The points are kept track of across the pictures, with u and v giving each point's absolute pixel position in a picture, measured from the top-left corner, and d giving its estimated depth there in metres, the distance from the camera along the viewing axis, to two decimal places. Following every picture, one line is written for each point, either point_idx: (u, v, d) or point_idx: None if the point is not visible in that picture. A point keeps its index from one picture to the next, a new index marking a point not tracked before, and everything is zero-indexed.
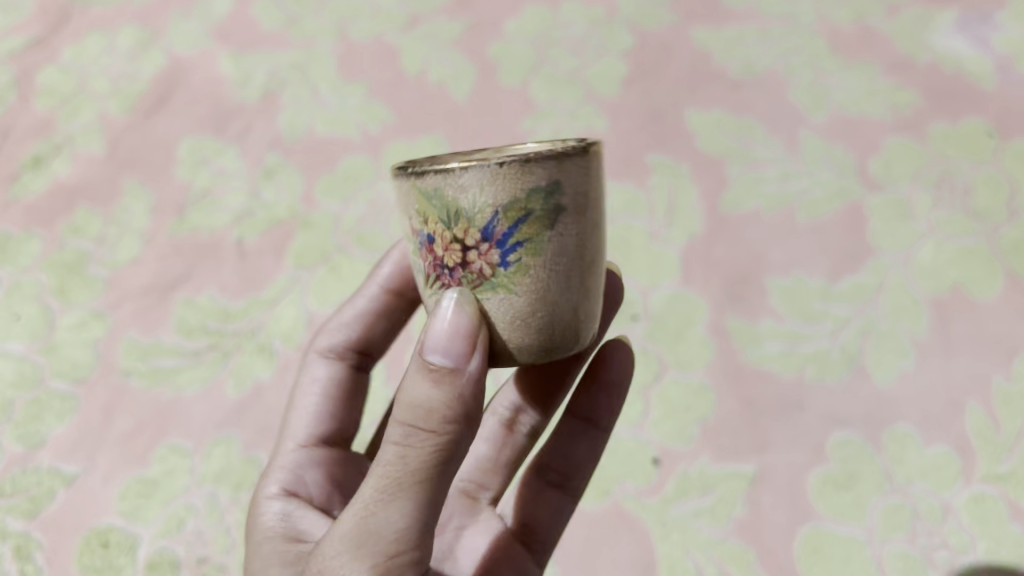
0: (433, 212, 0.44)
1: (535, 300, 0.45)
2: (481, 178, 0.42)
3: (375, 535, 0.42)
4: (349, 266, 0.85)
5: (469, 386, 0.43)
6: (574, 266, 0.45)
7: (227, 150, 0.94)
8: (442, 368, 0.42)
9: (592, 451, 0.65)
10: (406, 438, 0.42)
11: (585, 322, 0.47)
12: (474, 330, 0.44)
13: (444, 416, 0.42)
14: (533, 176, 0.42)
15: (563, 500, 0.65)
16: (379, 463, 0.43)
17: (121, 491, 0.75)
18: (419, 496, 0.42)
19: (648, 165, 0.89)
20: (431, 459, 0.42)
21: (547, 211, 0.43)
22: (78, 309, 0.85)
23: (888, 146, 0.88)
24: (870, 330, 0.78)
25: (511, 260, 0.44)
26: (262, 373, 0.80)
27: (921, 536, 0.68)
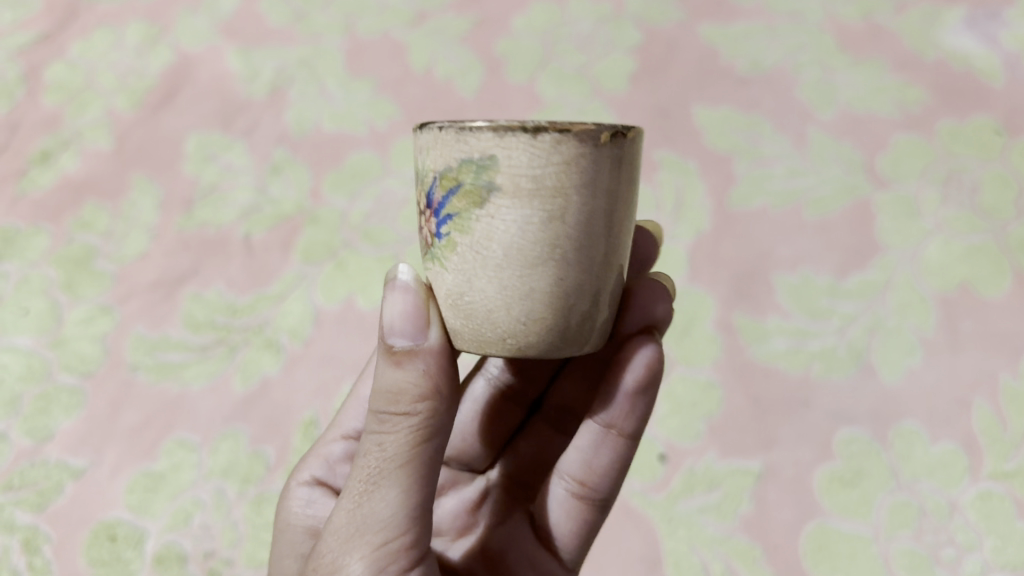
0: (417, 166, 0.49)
1: (461, 280, 0.46)
2: (431, 139, 0.45)
3: (366, 523, 0.45)
4: (356, 262, 0.85)
5: (434, 365, 0.46)
6: (506, 258, 0.45)
7: (235, 145, 0.94)
8: (400, 350, 0.46)
9: (615, 459, 0.58)
10: (384, 424, 0.46)
11: (524, 326, 0.46)
12: (422, 308, 0.48)
13: (415, 396, 0.45)
14: (463, 148, 0.43)
15: (583, 507, 0.60)
16: (364, 455, 0.47)
17: (129, 484, 0.75)
18: (404, 479, 0.45)
19: (656, 161, 0.88)
20: (409, 440, 0.45)
21: (474, 190, 0.44)
22: (86, 304, 0.85)
23: (896, 143, 0.87)
24: (877, 327, 0.77)
25: (444, 232, 0.47)
26: (269, 367, 0.80)
27: (928, 534, 0.68)
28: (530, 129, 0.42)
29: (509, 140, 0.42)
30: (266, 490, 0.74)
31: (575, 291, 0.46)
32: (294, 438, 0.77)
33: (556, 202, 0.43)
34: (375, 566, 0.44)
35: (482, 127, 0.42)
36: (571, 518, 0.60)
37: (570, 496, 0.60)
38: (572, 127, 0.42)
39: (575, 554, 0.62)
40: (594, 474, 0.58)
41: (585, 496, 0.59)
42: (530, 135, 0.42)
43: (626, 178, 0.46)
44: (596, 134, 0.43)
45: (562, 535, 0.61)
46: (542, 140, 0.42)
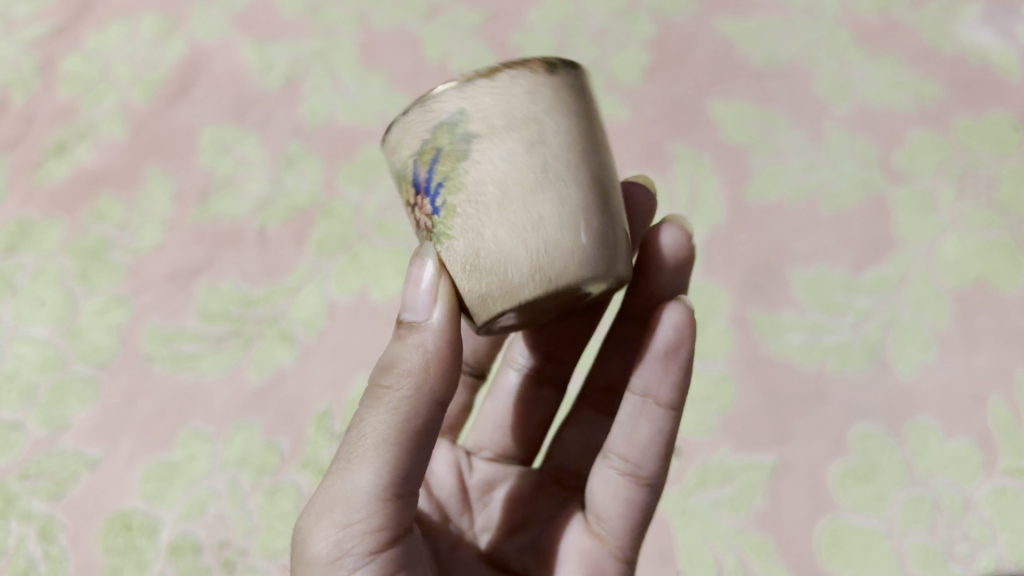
0: (394, 172, 0.51)
1: (471, 240, 0.47)
2: (401, 131, 0.49)
3: (333, 500, 0.46)
4: (369, 254, 0.86)
5: (431, 342, 0.48)
6: (506, 194, 0.46)
7: (250, 137, 0.95)
8: (406, 324, 0.49)
9: (657, 432, 0.58)
10: (373, 400, 0.48)
11: (548, 254, 0.46)
12: (433, 283, 0.48)
13: (402, 372, 0.47)
14: (432, 116, 0.46)
15: (629, 487, 0.60)
16: (349, 432, 0.48)
17: (144, 474, 0.76)
18: (379, 459, 0.46)
19: (670, 155, 0.88)
20: (387, 418, 0.46)
21: (452, 145, 0.46)
22: (102, 294, 0.85)
23: (912, 139, 0.87)
24: (892, 322, 0.77)
25: (439, 205, 0.48)
26: (284, 359, 0.80)
27: (941, 529, 0.68)
28: (486, 73, 0.45)
29: (471, 88, 0.46)
30: (280, 481, 0.74)
31: (580, 213, 0.47)
32: (308, 429, 0.77)
33: (530, 128, 0.46)
34: (338, 546, 0.46)
35: (442, 87, 0.46)
36: (618, 501, 0.60)
37: (615, 476, 0.60)
38: (522, 62, 0.46)
39: (630, 543, 0.61)
40: (637, 452, 0.59)
41: (630, 473, 0.60)
42: (487, 78, 0.45)
43: (587, 112, 0.49)
44: (547, 66, 0.47)
45: (612, 521, 0.61)
46: (500, 80, 0.46)
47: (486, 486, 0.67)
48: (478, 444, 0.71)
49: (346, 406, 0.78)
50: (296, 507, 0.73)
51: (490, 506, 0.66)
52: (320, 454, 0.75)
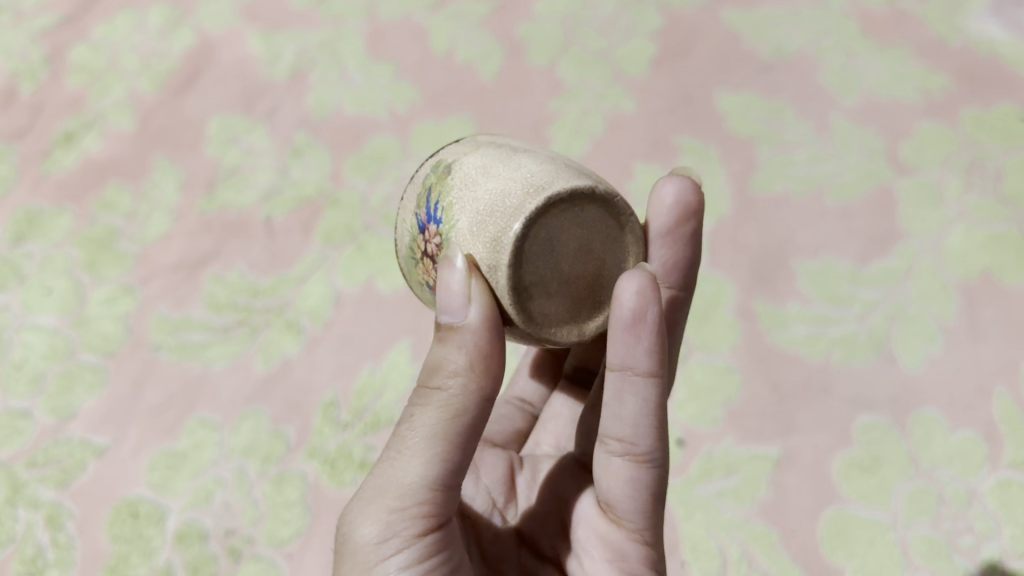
0: (415, 267, 0.53)
1: (468, 209, 0.47)
2: (405, 222, 0.54)
3: (385, 488, 0.45)
4: (376, 244, 0.86)
5: (473, 341, 0.45)
6: (487, 165, 0.48)
7: (257, 128, 0.95)
8: (445, 326, 0.46)
9: (646, 403, 0.52)
10: (423, 397, 0.46)
11: (535, 178, 0.46)
12: (465, 281, 0.45)
13: (449, 371, 0.45)
14: (420, 185, 0.53)
15: (632, 469, 0.54)
16: (401, 426, 0.46)
17: (151, 463, 0.76)
18: (428, 451, 0.45)
19: (676, 147, 0.89)
20: (437, 414, 0.45)
21: (436, 177, 0.51)
22: (110, 284, 0.86)
23: (919, 131, 0.87)
24: (898, 314, 0.77)
25: (438, 213, 0.49)
26: (291, 349, 0.80)
27: (946, 521, 0.68)
28: (449, 145, 0.54)
29: (442, 153, 0.53)
30: (286, 469, 0.75)
31: (559, 165, 0.49)
32: (314, 418, 0.77)
33: (496, 145, 0.51)
34: (386, 530, 0.45)
35: (421, 170, 0.54)
36: (620, 484, 0.55)
37: (614, 459, 0.55)
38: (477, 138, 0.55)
39: (647, 524, 0.56)
40: (631, 431, 0.53)
41: (631, 453, 0.54)
42: (453, 145, 0.53)
43: None
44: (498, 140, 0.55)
45: (621, 504, 0.56)
46: (462, 143, 0.53)
47: (533, 472, 0.65)
48: (535, 444, 0.71)
49: (352, 396, 0.78)
50: (302, 496, 0.73)
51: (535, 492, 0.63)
52: (326, 443, 0.75)
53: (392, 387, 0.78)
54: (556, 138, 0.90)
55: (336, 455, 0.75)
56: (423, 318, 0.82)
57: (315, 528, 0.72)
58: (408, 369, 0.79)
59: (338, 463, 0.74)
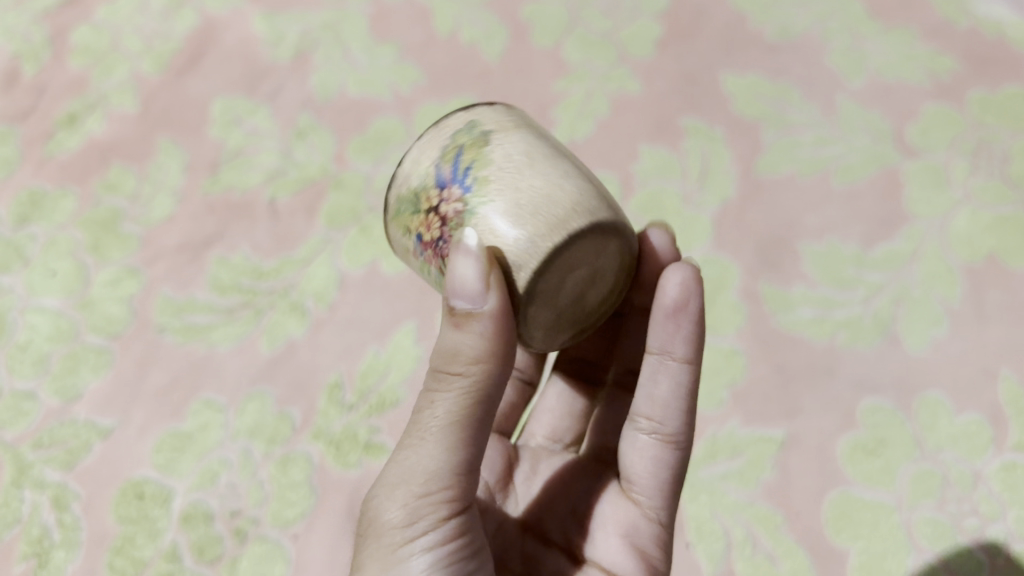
0: (411, 215, 0.51)
1: (507, 193, 0.46)
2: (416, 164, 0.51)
3: (408, 475, 0.45)
4: (380, 227, 0.86)
5: (491, 327, 0.44)
6: (533, 156, 0.48)
7: (260, 109, 0.95)
8: (460, 313, 0.44)
9: (676, 386, 0.59)
10: (440, 382, 0.45)
11: (581, 194, 0.47)
12: (485, 272, 0.43)
13: (468, 358, 0.44)
14: (447, 135, 0.50)
15: (662, 449, 0.60)
16: (419, 408, 0.46)
17: (156, 444, 0.76)
18: (451, 436, 0.45)
19: (681, 128, 0.88)
20: (459, 400, 0.44)
21: (471, 138, 0.49)
22: (113, 266, 0.86)
23: (925, 113, 0.87)
24: (904, 297, 0.77)
25: (468, 183, 0.48)
26: (295, 331, 0.80)
27: (951, 503, 0.68)
28: (482, 103, 0.52)
29: (477, 111, 0.51)
30: (291, 451, 0.74)
31: (594, 181, 0.50)
32: (320, 401, 0.77)
33: (532, 131, 0.51)
34: (412, 516, 0.45)
35: (450, 119, 0.51)
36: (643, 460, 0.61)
37: (643, 438, 0.61)
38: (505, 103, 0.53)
39: (663, 506, 0.61)
40: (662, 411, 0.60)
41: (658, 432, 0.60)
42: (487, 108, 0.52)
43: None
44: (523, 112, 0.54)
45: (642, 480, 0.61)
46: (495, 109, 0.52)
47: (532, 464, 0.65)
48: (528, 433, 0.69)
49: (357, 377, 0.78)
50: (307, 478, 0.73)
51: (536, 486, 0.63)
52: (331, 425, 0.75)
53: (397, 368, 0.78)
54: (561, 119, 0.90)
55: (341, 436, 0.75)
56: (428, 300, 0.82)
57: (321, 509, 0.72)
58: (412, 351, 0.79)
59: (343, 444, 0.74)
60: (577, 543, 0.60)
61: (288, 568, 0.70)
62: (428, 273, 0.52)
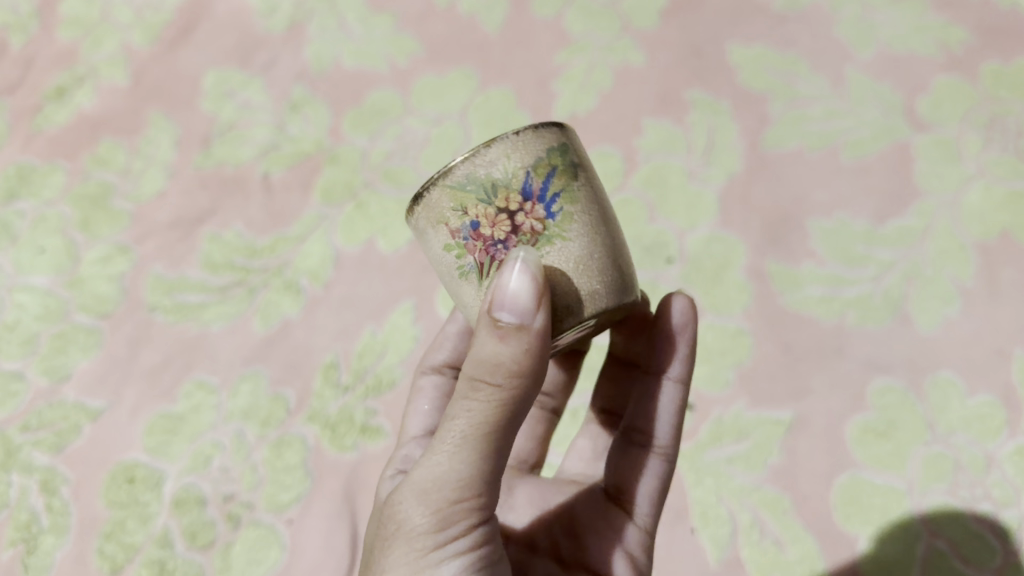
0: (473, 198, 0.45)
1: (586, 241, 0.46)
2: (504, 149, 0.44)
3: (440, 484, 0.42)
4: (376, 203, 0.83)
5: (537, 342, 0.41)
6: (604, 215, 0.48)
7: (254, 82, 0.93)
8: (509, 325, 0.41)
9: (674, 404, 0.60)
10: (474, 392, 0.42)
11: (627, 265, 0.49)
12: (535, 288, 0.41)
13: (511, 371, 0.41)
14: (544, 140, 0.45)
15: (648, 457, 0.60)
16: (449, 412, 0.43)
17: (147, 427, 0.74)
18: (485, 445, 0.42)
19: (686, 101, 0.86)
20: (497, 412, 0.41)
21: (564, 162, 0.46)
22: (104, 243, 0.84)
23: (936, 86, 0.84)
24: (914, 275, 0.75)
25: (556, 210, 0.45)
26: (289, 310, 0.78)
27: (963, 488, 0.66)
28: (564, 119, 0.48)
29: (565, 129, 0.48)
30: (286, 433, 0.72)
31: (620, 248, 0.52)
32: (315, 381, 0.74)
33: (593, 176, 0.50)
34: (443, 523, 0.43)
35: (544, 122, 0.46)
36: (629, 466, 0.61)
37: (635, 450, 0.61)
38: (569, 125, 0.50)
39: (652, 513, 0.60)
40: (653, 422, 0.60)
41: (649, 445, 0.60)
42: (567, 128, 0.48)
43: None
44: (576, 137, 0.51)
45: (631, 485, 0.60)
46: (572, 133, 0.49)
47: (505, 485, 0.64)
48: None
49: (353, 357, 0.75)
50: (303, 461, 0.71)
51: (513, 500, 0.63)
52: (327, 406, 0.73)
53: (394, 348, 0.75)
54: (562, 92, 0.88)
55: (338, 418, 0.72)
56: (426, 279, 0.79)
57: (315, 493, 0.69)
58: (410, 332, 0.76)
59: (339, 426, 0.72)
60: (565, 550, 0.59)
61: (284, 553, 0.67)
62: (455, 254, 0.46)
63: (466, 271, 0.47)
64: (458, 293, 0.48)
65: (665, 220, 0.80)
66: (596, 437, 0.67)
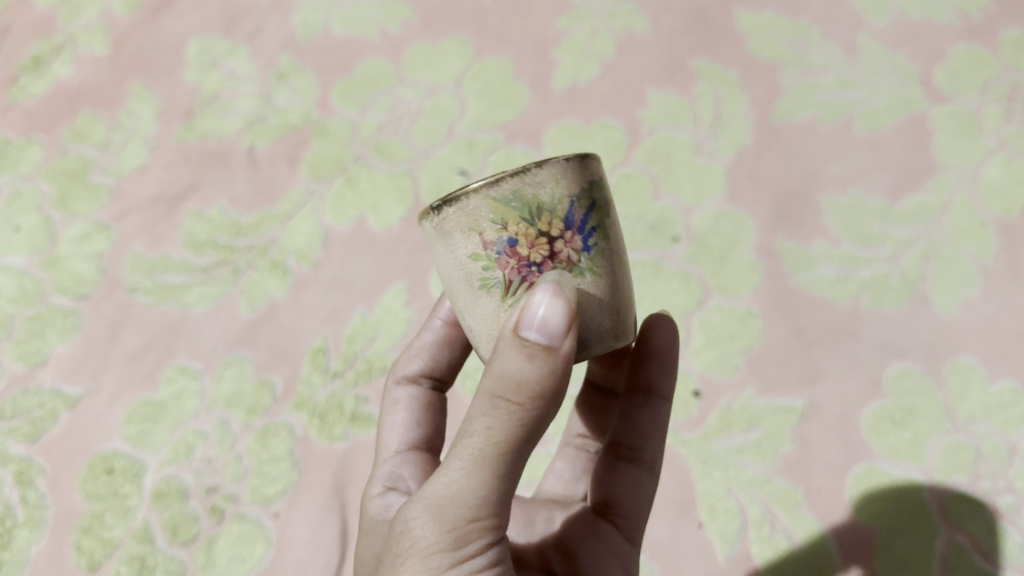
0: (517, 214, 0.41)
1: (610, 280, 0.44)
2: (555, 173, 0.42)
3: (455, 502, 0.39)
4: (367, 178, 0.79)
5: (562, 364, 0.38)
6: (620, 256, 0.47)
7: (239, 51, 0.88)
8: (535, 344, 0.37)
9: (660, 420, 0.58)
10: (491, 411, 0.38)
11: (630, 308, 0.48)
12: (565, 311, 0.38)
13: (533, 392, 0.37)
14: (587, 173, 0.43)
15: (634, 471, 0.57)
16: (463, 428, 0.39)
17: (127, 415, 0.70)
18: (503, 464, 0.38)
19: (692, 71, 0.82)
20: (516, 433, 0.38)
21: (598, 199, 0.44)
22: (81, 221, 0.80)
23: (955, 55, 0.80)
24: (932, 254, 0.71)
25: (591, 244, 0.43)
26: (276, 291, 0.74)
27: (984, 479, 0.62)
28: None
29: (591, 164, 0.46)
30: (272, 422, 0.69)
31: None
32: (303, 366, 0.71)
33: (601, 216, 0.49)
34: (460, 542, 0.39)
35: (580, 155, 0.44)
36: (618, 481, 0.57)
37: (622, 465, 0.57)
38: None
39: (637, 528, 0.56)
40: (642, 438, 0.58)
41: (640, 462, 0.57)
42: None
43: None
44: None
45: (620, 500, 0.56)
46: None
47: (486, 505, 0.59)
48: None
49: (343, 342, 0.72)
50: (290, 451, 0.67)
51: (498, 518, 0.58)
52: (315, 394, 0.69)
53: (385, 332, 0.72)
54: (562, 61, 0.84)
55: (326, 406, 0.69)
56: (419, 259, 0.75)
57: (303, 485, 0.66)
58: (402, 315, 0.72)
59: (328, 415, 0.68)
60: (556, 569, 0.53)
61: (270, 549, 0.64)
62: (483, 266, 0.42)
63: (489, 286, 0.43)
64: (472, 304, 0.44)
65: (670, 195, 0.76)
66: (574, 459, 0.63)
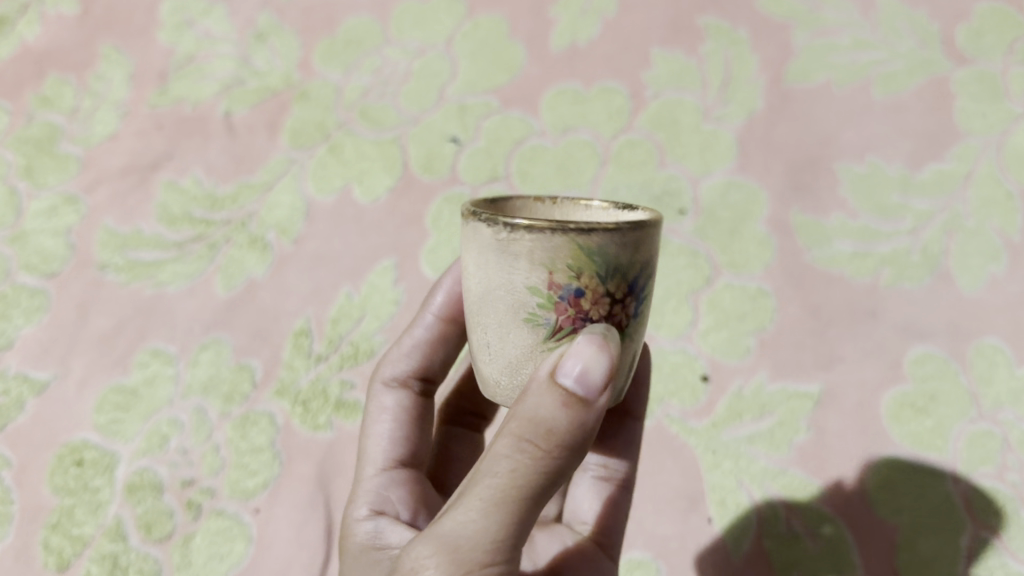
0: (594, 268, 0.38)
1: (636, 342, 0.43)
2: (639, 239, 0.38)
3: (468, 543, 0.35)
4: (351, 147, 0.74)
5: (593, 418, 0.36)
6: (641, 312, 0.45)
7: (215, 9, 0.83)
8: (571, 391, 0.35)
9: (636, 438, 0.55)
10: (514, 455, 0.35)
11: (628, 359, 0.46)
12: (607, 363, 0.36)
13: (561, 439, 0.35)
14: (657, 239, 0.41)
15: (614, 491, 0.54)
16: (480, 469, 0.36)
17: (98, 403, 0.66)
18: (522, 511, 0.35)
19: (699, 29, 0.76)
20: (538, 481, 0.35)
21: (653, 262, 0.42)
22: (48, 193, 0.75)
23: (978, 12, 0.73)
24: (956, 226, 0.66)
25: (638, 307, 0.41)
26: (255, 269, 0.70)
27: (1013, 470, 0.58)
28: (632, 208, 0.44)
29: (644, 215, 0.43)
30: (251, 410, 0.64)
31: None
32: (284, 350, 0.66)
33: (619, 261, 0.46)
34: None
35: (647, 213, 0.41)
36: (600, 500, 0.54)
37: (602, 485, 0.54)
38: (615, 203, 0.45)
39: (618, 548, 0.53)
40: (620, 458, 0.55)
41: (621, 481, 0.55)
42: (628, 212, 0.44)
43: None
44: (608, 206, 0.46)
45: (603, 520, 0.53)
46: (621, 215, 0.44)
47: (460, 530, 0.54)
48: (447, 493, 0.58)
49: (327, 324, 0.67)
50: (271, 442, 0.63)
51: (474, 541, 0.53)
52: (297, 380, 0.65)
53: (373, 313, 0.67)
54: (560, 19, 0.79)
55: (309, 393, 0.64)
56: (408, 232, 0.71)
57: (286, 478, 0.62)
58: (391, 294, 0.68)
59: (312, 403, 0.64)
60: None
61: (250, 547, 0.60)
62: (539, 302, 0.39)
63: (537, 323, 0.39)
64: (504, 329, 0.41)
65: (675, 163, 0.71)
66: None
